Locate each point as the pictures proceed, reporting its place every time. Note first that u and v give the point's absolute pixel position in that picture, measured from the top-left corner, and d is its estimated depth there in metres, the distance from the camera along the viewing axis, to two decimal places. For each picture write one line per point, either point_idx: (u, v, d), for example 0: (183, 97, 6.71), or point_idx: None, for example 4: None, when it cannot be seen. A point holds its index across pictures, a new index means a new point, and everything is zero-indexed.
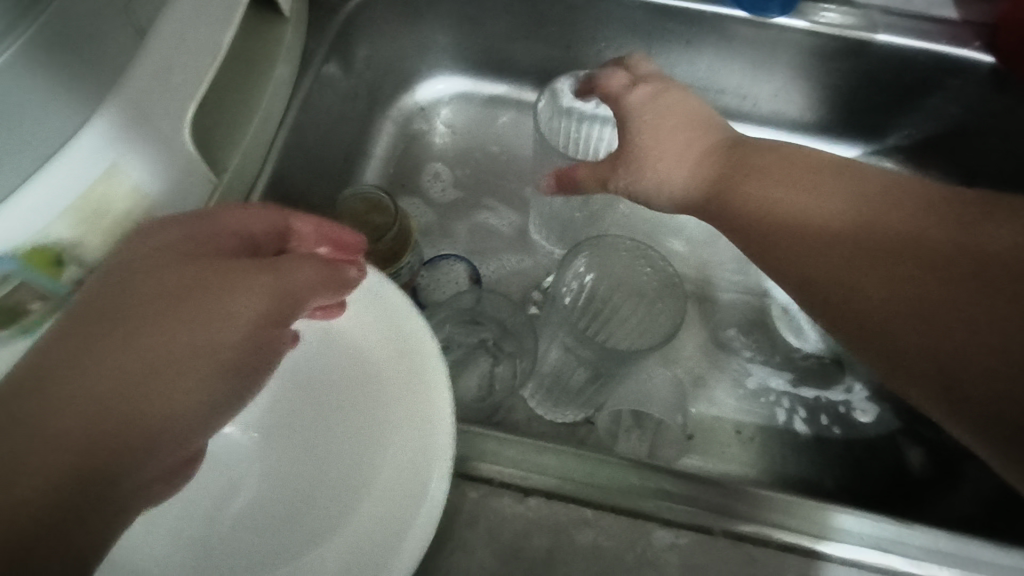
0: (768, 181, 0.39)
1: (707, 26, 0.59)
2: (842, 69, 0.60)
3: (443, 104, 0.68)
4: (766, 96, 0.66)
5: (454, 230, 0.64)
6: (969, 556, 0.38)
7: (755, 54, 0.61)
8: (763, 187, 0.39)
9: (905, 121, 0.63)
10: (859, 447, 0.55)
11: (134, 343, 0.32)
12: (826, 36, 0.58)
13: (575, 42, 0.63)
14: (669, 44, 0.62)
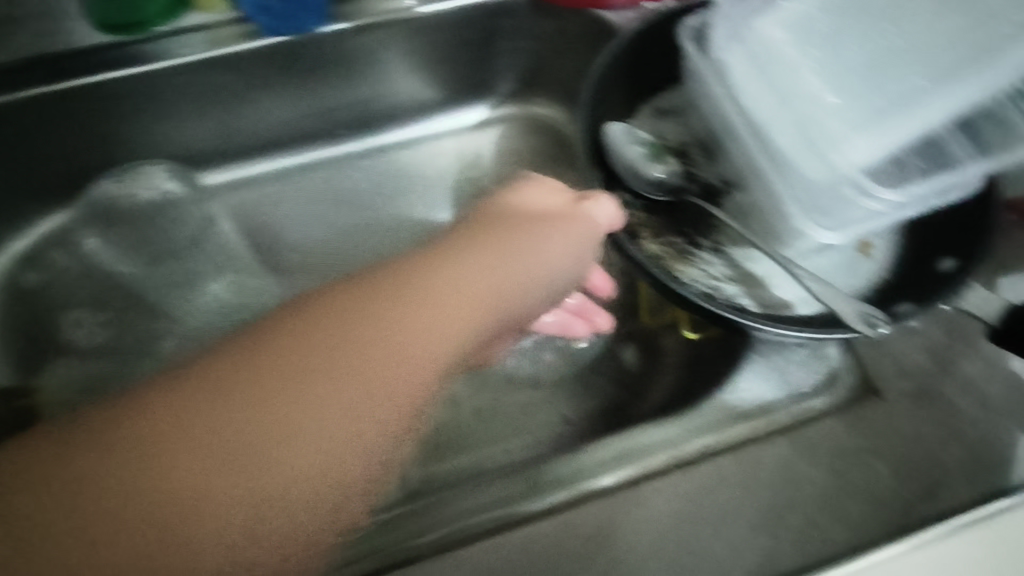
0: (341, 367, 0.34)
1: (260, 62, 0.57)
2: (415, 48, 0.61)
3: (46, 246, 0.60)
4: (374, 96, 0.65)
5: (113, 364, 0.56)
6: (636, 449, 0.41)
7: (328, 66, 0.59)
8: (354, 377, 0.35)
9: (501, 68, 0.65)
10: (584, 372, 0.57)
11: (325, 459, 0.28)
12: (377, 26, 0.58)
13: (153, 124, 0.58)
14: (246, 89, 0.59)
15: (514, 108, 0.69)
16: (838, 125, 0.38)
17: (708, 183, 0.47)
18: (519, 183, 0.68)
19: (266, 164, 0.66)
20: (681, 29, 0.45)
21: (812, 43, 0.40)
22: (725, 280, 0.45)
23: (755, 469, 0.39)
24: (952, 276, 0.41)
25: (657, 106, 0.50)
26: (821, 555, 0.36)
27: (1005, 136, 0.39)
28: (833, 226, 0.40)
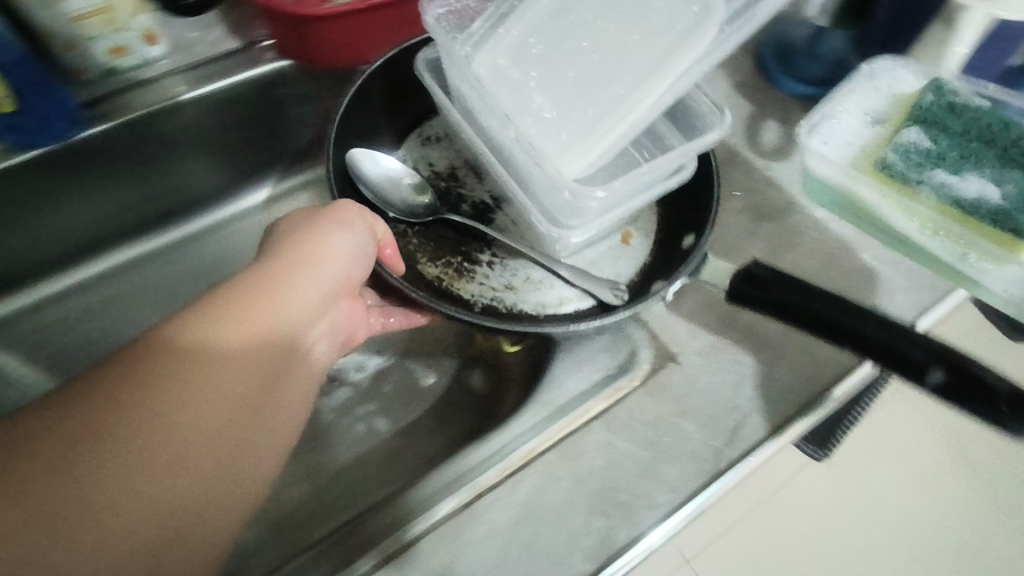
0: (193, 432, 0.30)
1: (25, 181, 0.54)
2: (198, 130, 0.60)
3: None
4: (175, 189, 0.65)
5: None
6: (466, 473, 0.42)
7: (103, 168, 0.58)
8: (213, 414, 0.31)
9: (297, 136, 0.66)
10: (438, 406, 0.58)
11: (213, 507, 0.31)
12: (143, 120, 0.56)
13: None
14: (11, 209, 0.55)
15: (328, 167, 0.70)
16: (558, 135, 0.43)
17: (478, 201, 0.57)
18: None
19: (80, 274, 0.65)
20: (419, 63, 0.50)
21: (531, 63, 0.46)
22: (503, 289, 0.52)
23: (579, 461, 0.41)
24: (687, 249, 0.48)
25: (423, 135, 0.59)
26: (649, 522, 0.39)
27: (701, 123, 0.47)
28: (575, 226, 0.45)
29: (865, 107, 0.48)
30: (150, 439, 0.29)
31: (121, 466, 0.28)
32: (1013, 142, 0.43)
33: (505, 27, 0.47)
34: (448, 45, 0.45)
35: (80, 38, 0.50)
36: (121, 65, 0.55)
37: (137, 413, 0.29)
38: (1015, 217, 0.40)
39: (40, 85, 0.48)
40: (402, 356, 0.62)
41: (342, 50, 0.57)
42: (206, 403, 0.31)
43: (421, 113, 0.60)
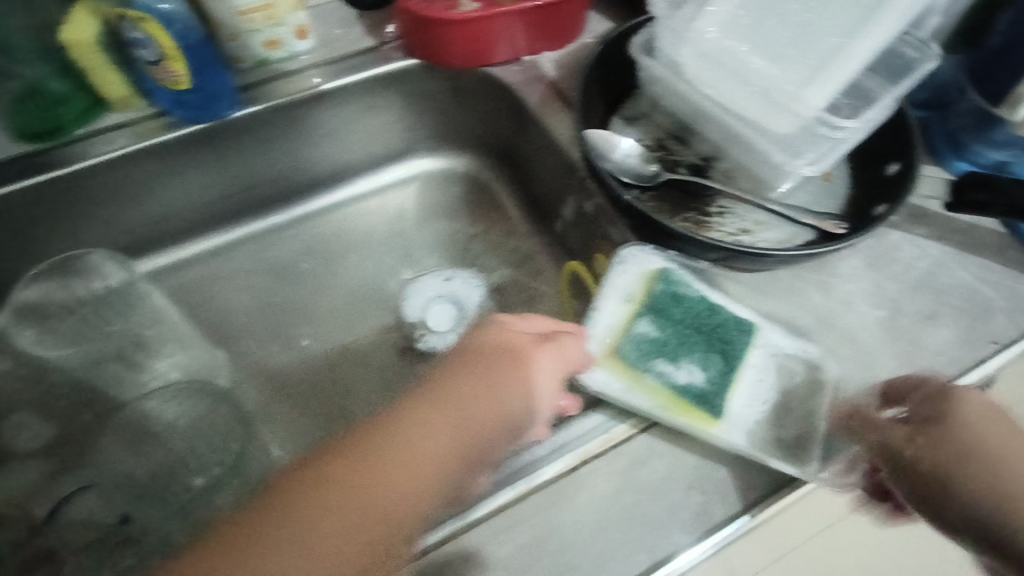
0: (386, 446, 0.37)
1: (185, 150, 0.61)
2: (328, 117, 0.66)
3: None
4: (294, 169, 0.69)
5: None
6: (570, 441, 0.43)
7: (248, 146, 0.64)
8: (394, 450, 0.37)
9: (413, 130, 0.72)
10: None
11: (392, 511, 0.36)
12: (286, 106, 0.62)
13: (84, 222, 0.61)
14: (165, 176, 0.62)
15: (438, 160, 0.75)
16: (786, 85, 0.47)
17: (693, 162, 0.56)
18: (447, 229, 0.73)
19: (203, 245, 0.70)
20: (632, 48, 0.54)
21: (743, 33, 0.50)
22: (740, 233, 0.53)
23: (680, 440, 0.44)
24: (900, 178, 0.51)
25: (626, 115, 0.59)
26: (742, 502, 0.42)
27: (904, 67, 0.49)
28: (810, 161, 0.48)
29: (658, 313, 0.47)
30: (328, 531, 0.34)
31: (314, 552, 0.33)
32: (720, 332, 0.46)
33: (712, 4, 0.50)
34: (669, 18, 0.51)
35: (246, 28, 0.56)
36: (273, 57, 0.60)
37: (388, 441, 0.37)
38: (710, 399, 0.43)
39: (213, 66, 0.55)
40: None
41: (469, 52, 0.62)
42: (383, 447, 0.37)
43: (618, 95, 0.59)
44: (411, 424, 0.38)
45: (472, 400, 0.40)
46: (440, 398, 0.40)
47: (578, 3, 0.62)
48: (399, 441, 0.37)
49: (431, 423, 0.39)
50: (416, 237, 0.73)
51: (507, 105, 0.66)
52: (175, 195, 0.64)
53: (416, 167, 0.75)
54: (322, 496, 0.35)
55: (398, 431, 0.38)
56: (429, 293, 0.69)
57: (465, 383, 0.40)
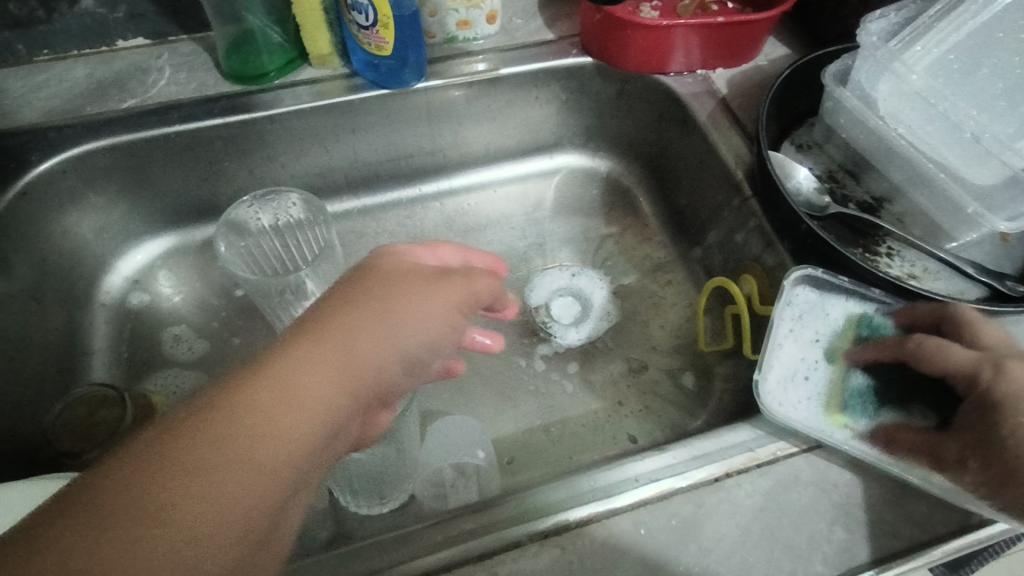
0: (262, 389, 0.31)
1: (366, 113, 0.64)
2: (495, 101, 0.68)
3: (157, 267, 0.66)
4: (451, 145, 0.72)
5: (199, 380, 0.61)
6: (714, 452, 0.44)
7: (418, 117, 0.67)
8: (268, 402, 0.31)
9: (568, 125, 0.74)
10: (649, 395, 0.63)
11: (260, 479, 0.29)
12: (461, 84, 0.65)
13: (261, 165, 0.65)
14: (341, 133, 0.65)
15: (582, 159, 0.77)
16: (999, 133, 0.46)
17: (862, 200, 0.56)
18: (582, 226, 0.75)
19: (353, 202, 0.73)
20: (827, 77, 0.54)
21: (951, 78, 0.49)
22: (907, 277, 0.52)
23: (827, 472, 0.43)
24: None
25: (798, 142, 0.59)
26: (889, 549, 0.41)
27: None
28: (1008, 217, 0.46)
29: (807, 341, 0.48)
30: (225, 498, 0.28)
31: (186, 529, 0.27)
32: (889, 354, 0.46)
33: (921, 44, 0.50)
34: (874, 47, 0.50)
35: (445, 5, 0.62)
36: (460, 36, 0.65)
37: (262, 385, 0.31)
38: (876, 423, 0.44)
39: (416, 39, 0.58)
40: (618, 343, 0.67)
41: (646, 58, 0.64)
42: (246, 412, 0.30)
43: (792, 121, 0.60)
44: (284, 372, 0.32)
45: (358, 336, 0.35)
46: (326, 336, 0.34)
47: (763, 26, 0.62)
48: (274, 387, 0.31)
49: (314, 365, 0.33)
50: (550, 229, 0.75)
51: (672, 115, 0.66)
52: (348, 151, 0.68)
53: (561, 163, 0.77)
54: (169, 488, 0.27)
55: (281, 377, 0.32)
56: (558, 283, 0.71)
57: (357, 319, 0.35)
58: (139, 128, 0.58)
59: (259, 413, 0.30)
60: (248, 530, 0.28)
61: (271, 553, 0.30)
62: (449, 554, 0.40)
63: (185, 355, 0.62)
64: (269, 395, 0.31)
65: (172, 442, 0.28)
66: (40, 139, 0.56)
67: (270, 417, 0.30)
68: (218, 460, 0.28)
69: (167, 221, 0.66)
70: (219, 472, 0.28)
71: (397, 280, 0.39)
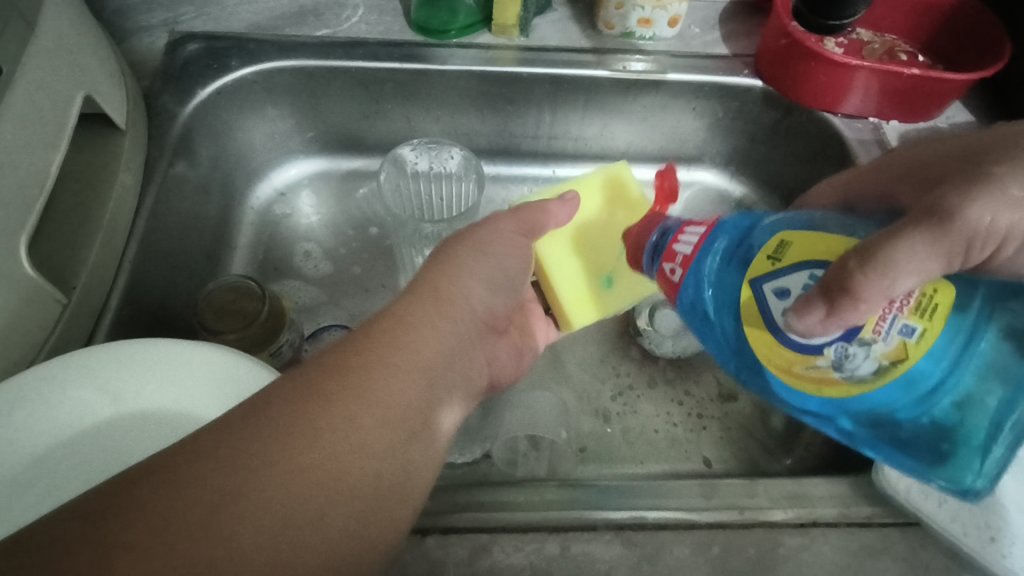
0: (340, 395, 0.34)
1: (530, 89, 0.66)
2: (652, 102, 0.68)
3: (302, 185, 0.71)
4: (595, 136, 0.73)
5: (318, 295, 0.65)
6: (809, 495, 0.43)
7: (574, 102, 0.68)
8: (340, 404, 0.34)
9: (714, 142, 0.73)
10: (735, 426, 0.61)
11: (335, 479, 0.32)
12: (626, 80, 0.66)
13: (419, 114, 0.68)
14: (499, 101, 0.68)
15: (718, 180, 0.76)
16: None
17: None
18: None
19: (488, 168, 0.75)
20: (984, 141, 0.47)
21: None
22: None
23: (917, 553, 0.42)
24: None
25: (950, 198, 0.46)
26: None
27: None
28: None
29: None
30: (298, 498, 0.30)
31: (323, 481, 0.31)
32: None
33: None
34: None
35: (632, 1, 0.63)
36: (637, 33, 0.66)
37: (344, 389, 0.35)
38: None
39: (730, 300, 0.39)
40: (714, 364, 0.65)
41: (819, 94, 0.62)
42: (334, 382, 0.35)
43: None
44: (349, 356, 0.37)
45: (412, 350, 0.39)
46: (384, 329, 0.40)
47: (951, 91, 0.59)
48: (350, 391, 0.35)
49: (379, 373, 0.37)
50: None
51: (830, 156, 0.65)
52: (499, 118, 0.70)
53: (695, 178, 0.77)
54: (254, 487, 0.29)
55: (350, 358, 0.37)
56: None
57: (427, 313, 0.43)
58: (325, 56, 0.62)
59: (335, 415, 0.34)
60: (383, 470, 0.34)
61: (410, 484, 0.36)
62: (527, 517, 0.42)
63: (310, 272, 0.67)
64: (343, 398, 0.34)
65: (265, 417, 0.32)
66: (242, 48, 0.62)
67: (343, 421, 0.34)
68: (327, 422, 0.33)
69: (322, 147, 0.71)
70: (334, 431, 0.33)
71: (430, 309, 0.43)
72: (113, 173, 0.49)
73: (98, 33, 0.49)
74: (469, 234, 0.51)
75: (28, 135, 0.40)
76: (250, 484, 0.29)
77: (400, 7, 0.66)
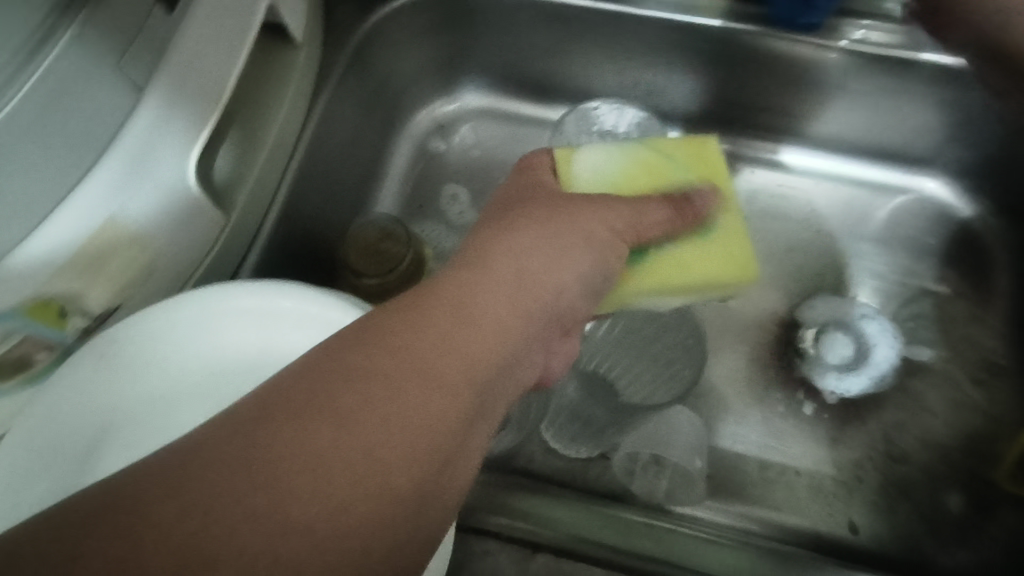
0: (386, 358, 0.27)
1: (738, 47, 0.56)
2: (887, 85, 0.55)
3: (461, 120, 0.66)
4: (802, 113, 0.61)
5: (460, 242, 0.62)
6: None
7: (789, 72, 0.57)
8: (388, 368, 0.27)
9: (955, 145, 0.59)
10: (896, 493, 0.52)
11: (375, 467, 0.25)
12: (863, 55, 0.53)
13: (601, 59, 0.60)
14: (696, 58, 0.58)
15: (941, 189, 0.62)
16: None
17: None
18: (901, 266, 0.61)
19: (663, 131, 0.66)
20: None
21: None
22: None
23: None
24: None
25: None
26: None
27: None
28: None
29: None
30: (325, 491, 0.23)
31: (352, 478, 0.24)
32: None
33: None
34: None
35: None
36: None
37: (390, 349, 0.28)
38: None
39: None
40: (886, 414, 0.55)
41: None
42: (382, 343, 0.28)
43: None
44: (409, 310, 0.30)
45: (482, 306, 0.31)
46: (440, 290, 0.32)
47: None
48: (399, 353, 0.28)
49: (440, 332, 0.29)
50: (862, 252, 0.62)
51: None
52: (691, 78, 0.60)
53: (909, 184, 0.63)
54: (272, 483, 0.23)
55: (392, 323, 0.29)
56: (843, 317, 0.58)
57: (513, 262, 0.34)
58: None
59: (381, 381, 0.26)
60: (432, 456, 0.26)
61: (464, 470, 0.28)
62: None
63: (455, 215, 0.63)
64: (391, 362, 0.27)
65: (279, 404, 0.25)
66: None
67: (387, 389, 0.26)
68: (354, 400, 0.26)
69: (487, 81, 0.65)
70: (362, 411, 0.25)
71: (513, 259, 0.35)
72: (287, 92, 0.47)
73: None
74: (534, 207, 0.38)
75: (211, 47, 0.39)
76: (267, 475, 0.23)
77: None
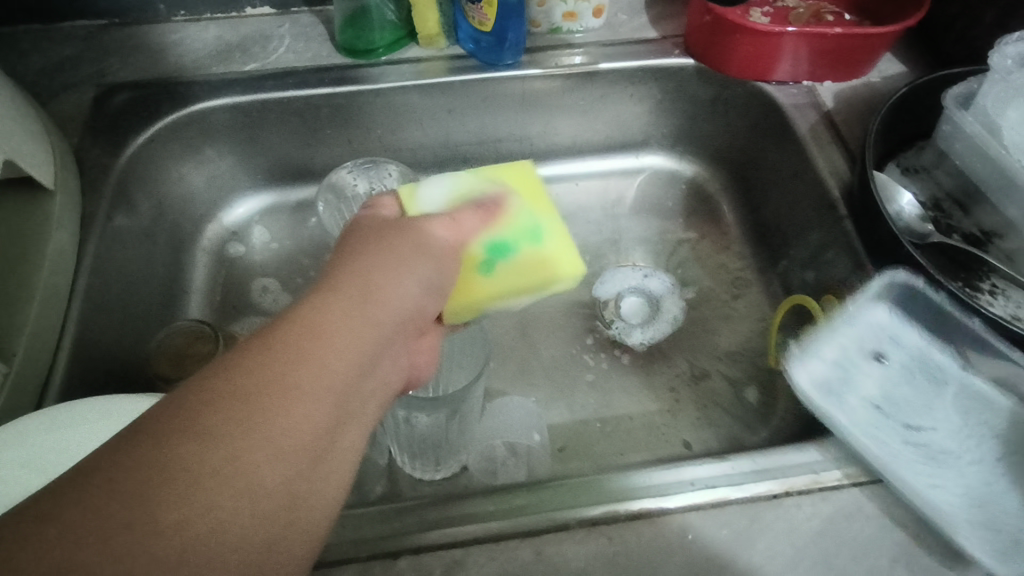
0: (250, 379, 0.29)
1: (464, 95, 0.66)
2: (587, 94, 0.68)
3: (253, 220, 0.70)
4: (540, 133, 0.73)
5: None
6: (776, 464, 0.43)
7: (512, 104, 0.68)
8: (252, 386, 0.28)
9: (658, 124, 0.73)
10: (710, 404, 0.61)
11: (253, 475, 0.27)
12: (558, 76, 0.66)
13: (358, 134, 0.68)
14: (436, 112, 0.68)
15: (665, 161, 0.76)
16: None
17: (969, 233, 0.55)
18: (658, 227, 0.74)
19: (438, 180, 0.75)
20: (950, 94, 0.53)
21: None
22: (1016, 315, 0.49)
23: (891, 507, 0.42)
24: None
25: (904, 164, 0.57)
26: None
27: None
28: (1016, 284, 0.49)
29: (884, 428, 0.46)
30: (209, 502, 0.25)
31: (231, 490, 0.26)
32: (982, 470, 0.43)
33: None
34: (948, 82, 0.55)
35: None
36: (564, 27, 0.66)
37: (252, 371, 0.29)
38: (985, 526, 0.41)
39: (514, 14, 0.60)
40: (684, 347, 0.65)
41: (750, 64, 0.62)
42: (246, 365, 0.29)
43: (898, 143, 0.58)
44: (271, 333, 0.31)
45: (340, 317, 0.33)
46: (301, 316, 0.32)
47: (881, 43, 0.59)
48: (262, 373, 0.29)
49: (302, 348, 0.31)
50: (627, 226, 0.74)
51: (771, 125, 0.65)
52: (439, 129, 0.70)
53: (642, 164, 0.76)
54: (154, 507, 0.24)
55: (258, 346, 0.30)
56: (630, 283, 0.69)
57: (364, 271, 0.37)
58: (254, 89, 0.62)
59: (247, 399, 0.28)
60: (306, 453, 0.29)
61: (337, 469, 0.30)
62: (499, 525, 0.41)
63: (268, 305, 0.66)
64: (254, 381, 0.29)
65: (149, 437, 0.26)
66: (170, 92, 0.61)
67: (257, 405, 0.28)
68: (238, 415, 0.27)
69: (267, 180, 0.70)
70: (247, 424, 0.27)
71: (364, 269, 0.37)
72: (53, 234, 0.49)
73: (18, 97, 0.49)
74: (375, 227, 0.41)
75: None
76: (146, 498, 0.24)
77: (326, 33, 0.66)
